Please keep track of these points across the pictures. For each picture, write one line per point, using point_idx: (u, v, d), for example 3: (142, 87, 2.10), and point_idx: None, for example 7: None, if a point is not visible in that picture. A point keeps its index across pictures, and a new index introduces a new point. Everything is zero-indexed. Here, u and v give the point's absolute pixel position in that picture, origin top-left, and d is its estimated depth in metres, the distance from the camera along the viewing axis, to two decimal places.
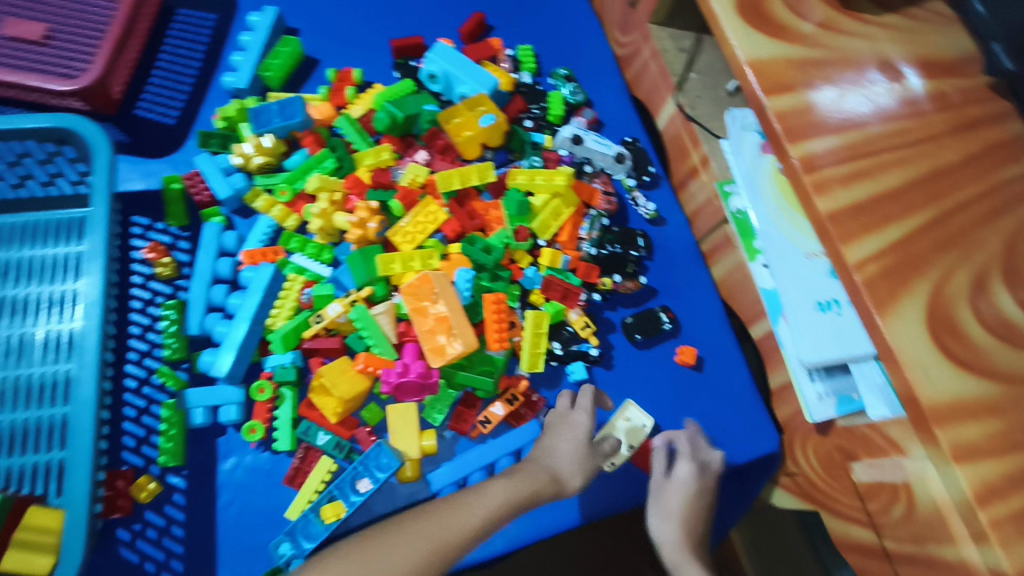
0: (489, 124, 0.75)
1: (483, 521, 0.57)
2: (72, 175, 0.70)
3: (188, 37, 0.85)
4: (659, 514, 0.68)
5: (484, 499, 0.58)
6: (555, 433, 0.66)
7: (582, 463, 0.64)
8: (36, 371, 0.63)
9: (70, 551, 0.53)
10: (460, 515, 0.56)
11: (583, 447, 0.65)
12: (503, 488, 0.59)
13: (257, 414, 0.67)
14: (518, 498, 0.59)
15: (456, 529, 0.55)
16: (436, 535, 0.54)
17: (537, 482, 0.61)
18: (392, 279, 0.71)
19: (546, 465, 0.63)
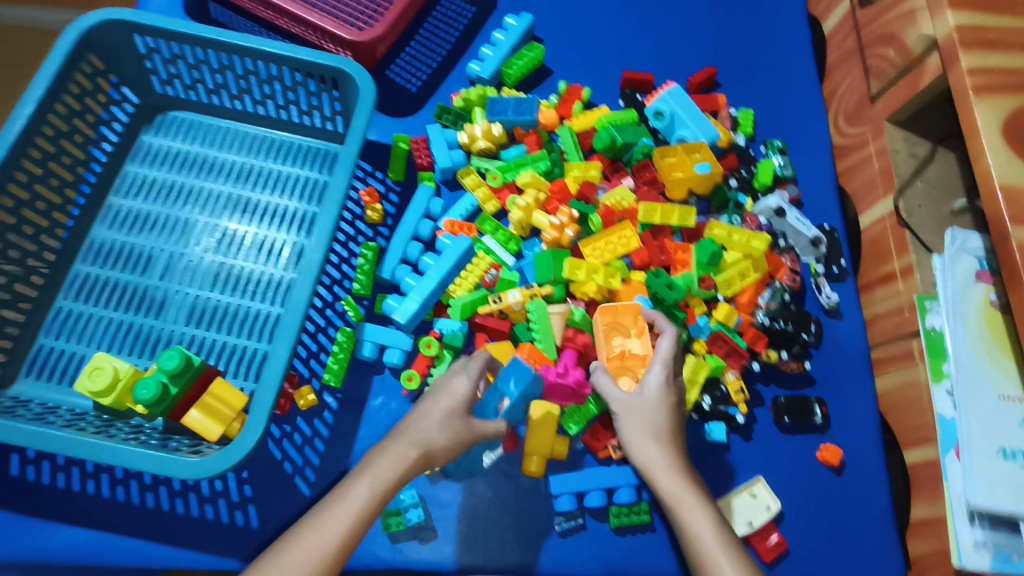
0: (703, 172, 0.76)
1: (385, 494, 0.52)
2: (326, 111, 0.80)
3: (448, 21, 0.92)
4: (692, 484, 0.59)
5: (368, 481, 0.52)
6: (423, 407, 0.57)
7: (451, 426, 0.56)
8: (257, 268, 0.75)
9: (246, 436, 0.59)
10: (351, 501, 0.50)
11: (456, 417, 0.56)
12: (376, 473, 0.52)
13: (416, 365, 0.71)
14: (407, 467, 0.53)
15: (358, 507, 0.50)
16: (346, 519, 0.50)
17: (417, 448, 0.54)
18: (571, 285, 0.73)
19: (407, 439, 0.54)
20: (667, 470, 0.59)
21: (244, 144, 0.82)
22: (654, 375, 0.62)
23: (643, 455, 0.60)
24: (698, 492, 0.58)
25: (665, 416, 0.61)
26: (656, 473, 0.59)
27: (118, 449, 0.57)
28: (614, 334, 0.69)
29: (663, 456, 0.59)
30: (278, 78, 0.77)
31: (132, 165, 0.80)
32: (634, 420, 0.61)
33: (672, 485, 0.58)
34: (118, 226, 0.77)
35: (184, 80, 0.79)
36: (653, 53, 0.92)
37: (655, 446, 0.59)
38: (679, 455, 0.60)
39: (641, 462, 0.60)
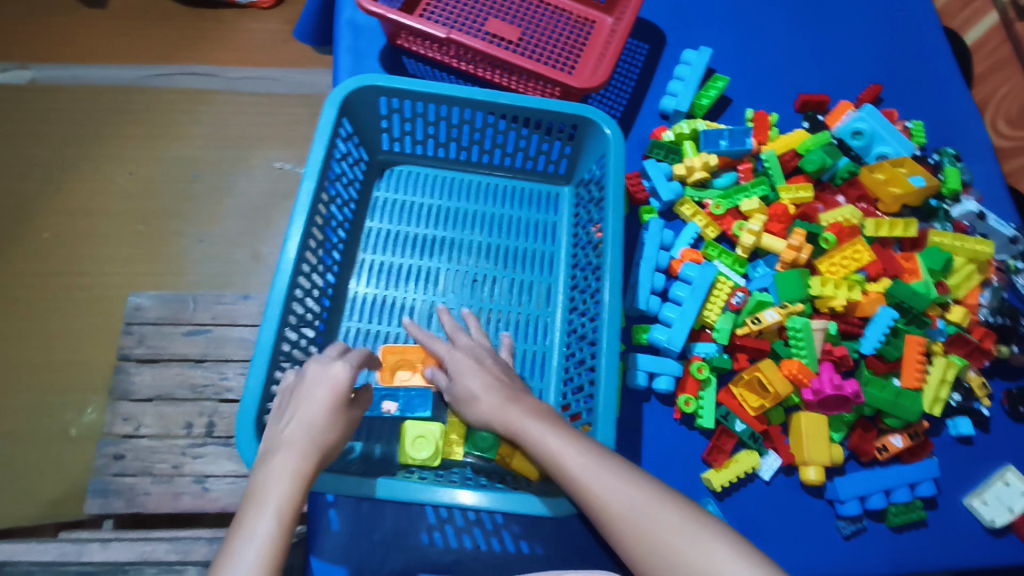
0: (919, 185, 0.82)
1: (292, 515, 0.48)
2: (554, 154, 0.84)
3: (627, 60, 0.97)
4: (502, 397, 0.59)
5: (268, 506, 0.47)
6: (292, 406, 0.54)
7: (337, 420, 0.55)
8: (518, 311, 0.79)
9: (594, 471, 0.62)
10: (260, 539, 0.45)
11: (338, 405, 0.55)
12: (276, 492, 0.48)
13: (688, 389, 0.74)
14: (299, 473, 0.50)
15: (269, 540, 0.45)
16: (263, 546, 0.45)
17: (311, 454, 0.52)
18: (818, 301, 0.78)
19: (288, 449, 0.51)
20: (527, 422, 0.56)
21: (471, 192, 0.85)
22: (467, 373, 0.62)
23: (534, 437, 0.55)
24: (514, 404, 0.58)
25: (485, 376, 0.61)
26: (508, 421, 0.57)
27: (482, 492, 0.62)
28: (400, 369, 0.73)
29: (498, 399, 0.59)
30: (515, 128, 0.81)
31: (372, 222, 0.82)
32: (473, 383, 0.62)
33: (541, 435, 0.54)
34: (375, 282, 0.80)
35: (415, 135, 0.83)
36: (822, 74, 0.97)
37: (484, 393, 0.60)
38: (502, 385, 0.60)
39: (504, 422, 0.57)
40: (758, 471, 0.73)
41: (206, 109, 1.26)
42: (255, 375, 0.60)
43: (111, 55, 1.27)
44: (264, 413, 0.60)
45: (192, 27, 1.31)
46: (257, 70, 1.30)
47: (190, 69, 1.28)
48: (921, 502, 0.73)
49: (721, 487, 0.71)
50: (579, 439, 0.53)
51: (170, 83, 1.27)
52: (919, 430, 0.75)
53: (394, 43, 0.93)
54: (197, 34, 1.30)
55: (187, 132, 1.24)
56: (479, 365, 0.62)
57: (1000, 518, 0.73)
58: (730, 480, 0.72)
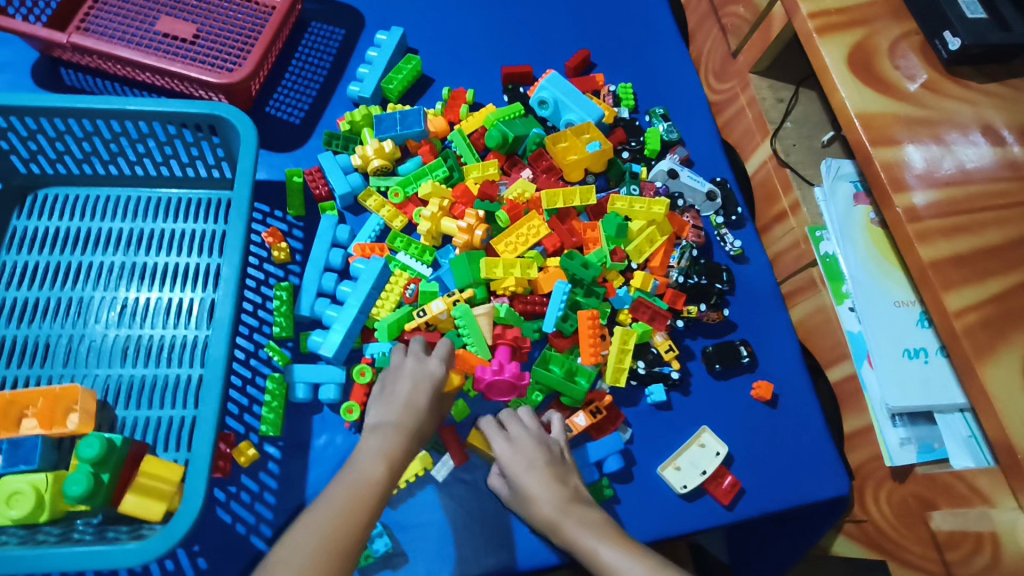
0: (595, 150, 0.80)
1: (390, 479, 0.54)
2: (209, 159, 0.77)
3: (319, 47, 0.91)
4: (526, 468, 0.62)
5: (378, 463, 0.55)
6: (391, 394, 0.62)
7: (434, 409, 0.62)
8: (168, 333, 0.72)
9: (184, 514, 0.56)
10: (362, 485, 0.52)
11: (437, 395, 0.62)
12: (383, 453, 0.56)
13: (354, 396, 0.70)
14: (401, 453, 0.57)
15: (371, 488, 0.53)
16: (365, 497, 0.52)
17: (408, 437, 0.59)
18: (492, 283, 0.75)
19: (390, 428, 0.59)
20: (573, 522, 0.58)
21: (129, 209, 0.78)
22: (524, 471, 0.62)
23: (578, 533, 0.57)
24: (571, 508, 0.59)
25: (546, 471, 0.62)
26: (559, 524, 0.58)
27: (47, 553, 0.54)
28: (23, 416, 0.64)
29: (558, 502, 0.60)
30: (151, 133, 0.73)
31: (10, 255, 0.75)
32: (523, 475, 0.62)
33: (588, 541, 0.56)
34: (6, 321, 0.72)
35: (47, 153, 0.75)
36: (527, 44, 0.95)
37: (540, 489, 0.61)
38: (557, 484, 0.61)
39: (566, 533, 0.57)
40: (432, 473, 0.69)
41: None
42: None
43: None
44: None
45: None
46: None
47: None
48: (610, 479, 0.71)
49: (387, 495, 0.67)
50: (572, 505, 0.60)
51: None
52: (600, 406, 0.72)
53: (44, 53, 0.84)
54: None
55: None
56: (530, 458, 0.63)
57: (688, 482, 0.72)
58: (398, 486, 0.68)
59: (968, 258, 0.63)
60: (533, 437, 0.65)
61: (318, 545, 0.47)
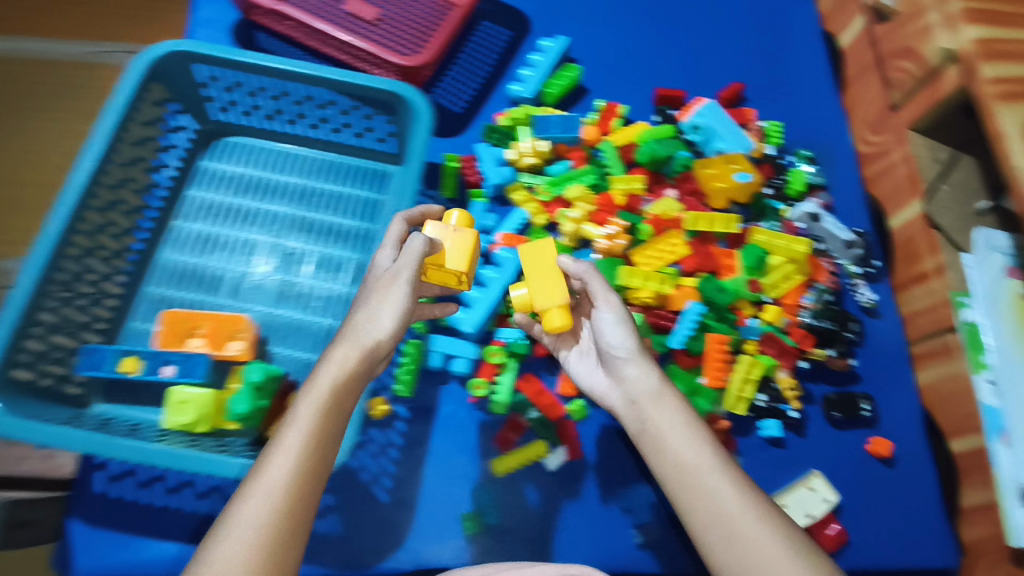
0: (744, 181, 0.81)
1: (330, 420, 0.50)
2: (380, 133, 0.83)
3: (484, 45, 0.96)
4: (614, 322, 0.59)
5: (298, 419, 0.50)
6: (359, 304, 0.56)
7: (400, 314, 0.55)
8: (322, 285, 0.78)
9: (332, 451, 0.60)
10: (292, 440, 0.49)
11: (393, 300, 0.55)
12: (323, 384, 0.51)
13: (484, 374, 0.74)
14: (353, 372, 0.52)
15: (300, 440, 0.49)
16: (292, 452, 0.48)
17: (356, 352, 0.53)
18: (627, 292, 0.76)
19: (349, 344, 0.53)
20: (661, 409, 0.56)
21: (301, 166, 0.85)
22: (617, 327, 0.59)
23: (665, 415, 0.56)
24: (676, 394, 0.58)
25: (650, 351, 0.59)
26: (653, 398, 0.57)
27: (214, 461, 0.60)
28: (189, 336, 0.71)
29: (653, 380, 0.57)
30: (335, 102, 0.79)
31: (196, 190, 0.82)
32: (620, 342, 0.59)
33: (671, 422, 0.56)
34: (184, 249, 0.79)
35: (240, 106, 0.82)
36: (683, 70, 0.97)
37: (630, 365, 0.58)
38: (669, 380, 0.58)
39: (652, 420, 0.56)
40: (545, 460, 0.72)
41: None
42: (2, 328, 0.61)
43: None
44: (8, 367, 0.61)
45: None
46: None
47: None
48: None
49: (502, 473, 0.72)
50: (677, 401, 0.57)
51: None
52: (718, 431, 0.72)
53: (245, 16, 0.93)
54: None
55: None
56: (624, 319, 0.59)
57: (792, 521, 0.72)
58: (513, 467, 0.72)
59: None
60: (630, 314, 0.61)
61: (256, 516, 0.46)
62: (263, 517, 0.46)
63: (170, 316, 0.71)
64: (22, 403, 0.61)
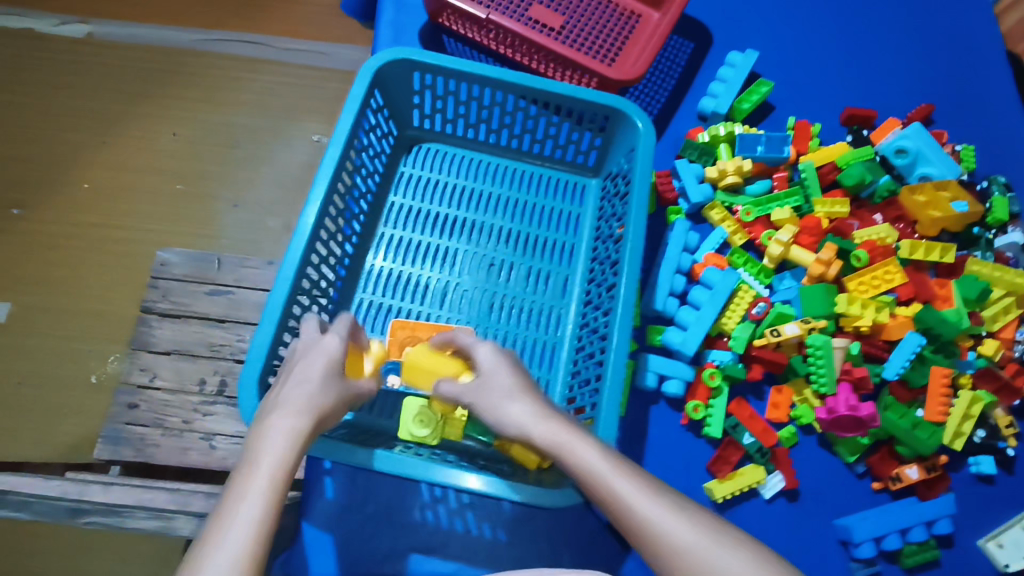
0: (961, 211, 0.79)
1: (286, 475, 0.46)
2: (583, 146, 0.83)
3: (670, 57, 0.95)
4: (504, 390, 0.53)
5: (263, 468, 0.46)
6: (290, 376, 0.54)
7: (335, 385, 0.54)
8: (528, 298, 0.78)
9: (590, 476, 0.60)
10: (252, 492, 0.44)
11: (334, 372, 0.55)
12: (269, 456, 0.47)
13: (699, 396, 0.73)
14: (297, 441, 0.48)
15: (252, 517, 0.43)
16: (255, 512, 0.43)
17: (305, 417, 0.50)
18: (842, 319, 0.76)
19: (284, 411, 0.50)
20: (574, 440, 0.49)
21: (497, 175, 0.84)
22: (510, 398, 0.52)
23: (579, 453, 0.48)
24: (584, 431, 0.50)
25: (524, 388, 0.54)
26: (528, 432, 0.51)
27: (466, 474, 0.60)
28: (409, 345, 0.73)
29: (531, 410, 0.52)
30: (547, 114, 0.79)
31: (395, 196, 0.82)
32: (483, 394, 0.54)
33: (580, 456, 0.48)
34: (393, 258, 0.79)
35: (446, 114, 0.82)
36: (870, 88, 0.94)
37: (513, 404, 0.52)
38: (544, 402, 0.53)
39: (545, 440, 0.50)
40: (760, 488, 0.71)
41: (252, 80, 1.23)
42: (263, 334, 0.61)
43: (152, 17, 1.24)
44: (268, 374, 0.61)
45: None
46: (311, 45, 1.26)
47: (236, 36, 1.25)
48: (938, 541, 0.70)
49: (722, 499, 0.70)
50: (619, 460, 0.48)
51: (176, 39, 1.24)
52: (937, 464, 0.71)
53: (434, 21, 0.93)
54: (264, 7, 1.26)
55: (237, 103, 1.21)
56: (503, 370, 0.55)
57: (1012, 563, 0.70)
58: (732, 493, 0.70)
59: None
60: (490, 350, 0.57)
61: None
62: None
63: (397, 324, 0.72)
64: None
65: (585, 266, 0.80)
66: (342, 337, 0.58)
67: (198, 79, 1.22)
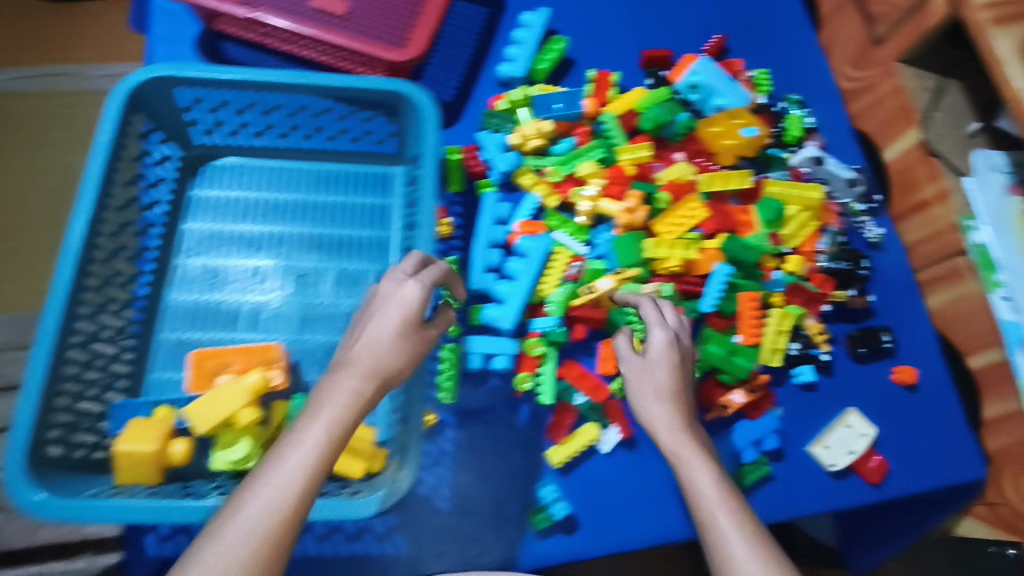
0: (751, 136, 0.82)
1: (343, 435, 0.49)
2: (379, 135, 0.79)
3: (463, 25, 0.92)
4: (654, 392, 0.64)
5: (323, 423, 0.49)
6: (361, 329, 0.54)
7: (408, 344, 0.54)
8: (342, 303, 0.76)
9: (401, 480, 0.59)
10: (305, 451, 0.48)
11: (410, 330, 0.54)
12: (333, 410, 0.49)
13: (525, 367, 0.73)
14: (357, 402, 0.50)
15: (301, 468, 0.47)
16: (299, 472, 0.47)
17: (369, 380, 0.51)
18: (654, 263, 0.77)
19: (351, 370, 0.51)
20: (692, 463, 0.59)
21: (298, 179, 0.81)
22: (663, 403, 0.63)
23: (688, 466, 0.59)
24: (698, 449, 0.61)
25: (670, 384, 0.64)
26: (670, 436, 0.62)
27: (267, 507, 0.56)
28: (219, 371, 0.67)
29: (673, 417, 0.62)
30: (331, 109, 0.75)
31: (191, 223, 0.78)
32: (643, 379, 0.65)
33: (696, 474, 0.58)
34: (194, 288, 0.75)
35: (227, 125, 0.77)
36: (664, 28, 0.95)
37: (659, 404, 0.63)
38: (682, 415, 0.63)
39: (669, 445, 0.61)
40: (597, 445, 0.72)
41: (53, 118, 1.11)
42: (26, 403, 0.55)
43: None
44: (43, 445, 0.56)
45: (46, 28, 1.15)
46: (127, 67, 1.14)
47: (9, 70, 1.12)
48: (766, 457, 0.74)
49: (561, 463, 0.71)
50: (728, 493, 0.57)
51: None
52: (757, 386, 0.75)
53: (207, 27, 0.86)
54: (54, 37, 1.14)
55: (50, 143, 1.08)
56: (669, 364, 0.64)
57: (838, 462, 0.76)
58: (571, 455, 0.72)
59: None
60: (662, 337, 0.64)
61: (232, 554, 0.43)
62: (245, 552, 0.43)
63: (196, 356, 0.67)
64: (64, 480, 0.57)
65: (397, 257, 0.77)
66: (426, 284, 0.56)
67: (12, 122, 1.08)
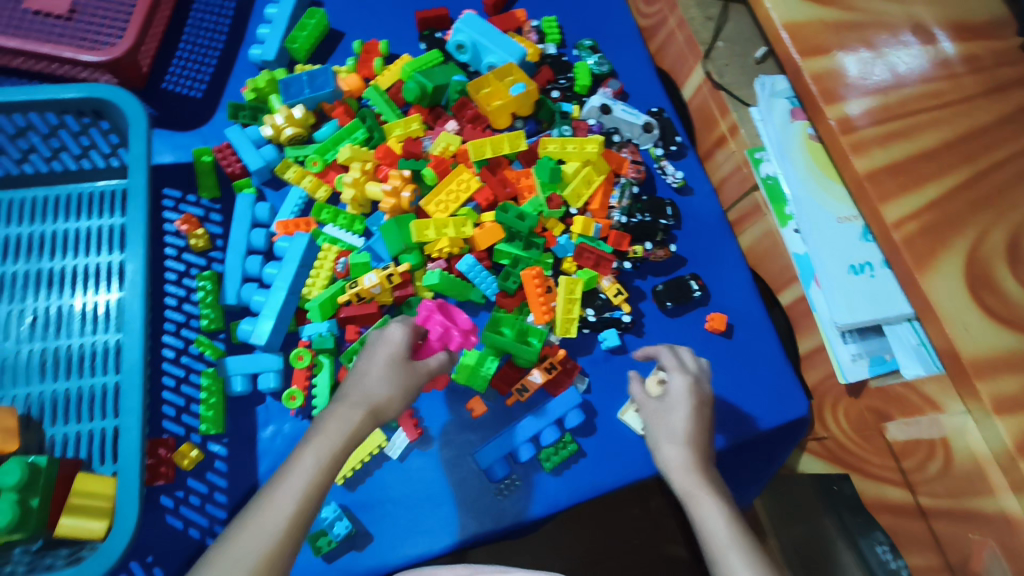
0: (519, 93, 0.75)
1: (331, 462, 0.48)
2: (104, 148, 0.72)
3: (214, 11, 0.84)
4: (665, 434, 0.58)
5: (313, 450, 0.48)
6: (355, 367, 0.55)
7: (398, 377, 0.54)
8: (75, 342, 0.67)
9: (112, 544, 0.52)
10: (296, 477, 0.47)
11: (399, 365, 0.54)
12: (323, 440, 0.49)
13: (296, 382, 0.67)
14: (353, 433, 0.50)
15: (300, 489, 0.46)
16: (291, 504, 0.45)
17: (360, 411, 0.51)
18: (425, 247, 0.71)
19: (342, 404, 0.52)
20: (715, 501, 0.53)
21: (24, 211, 0.72)
22: (676, 443, 0.57)
23: (695, 507, 0.52)
24: (713, 486, 0.54)
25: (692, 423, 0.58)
26: (684, 481, 0.55)
27: None
28: None
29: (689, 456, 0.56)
30: (30, 126, 0.68)
31: None
32: (661, 420, 0.60)
33: (709, 516, 0.51)
34: None
35: None
36: None
37: (674, 446, 0.57)
38: (703, 457, 0.56)
39: (681, 487, 0.55)
40: (386, 451, 0.67)
41: None
42: None
43: None
44: None
45: None
46: None
47: None
48: (572, 434, 0.69)
49: (343, 480, 0.65)
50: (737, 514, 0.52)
51: None
52: (554, 361, 0.70)
53: None
54: None
55: None
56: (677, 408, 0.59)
57: (650, 422, 0.69)
58: (354, 468, 0.65)
59: (905, 164, 0.62)
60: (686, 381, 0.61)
61: None
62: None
63: None
64: None
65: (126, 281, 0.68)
66: (410, 325, 0.57)
67: None
